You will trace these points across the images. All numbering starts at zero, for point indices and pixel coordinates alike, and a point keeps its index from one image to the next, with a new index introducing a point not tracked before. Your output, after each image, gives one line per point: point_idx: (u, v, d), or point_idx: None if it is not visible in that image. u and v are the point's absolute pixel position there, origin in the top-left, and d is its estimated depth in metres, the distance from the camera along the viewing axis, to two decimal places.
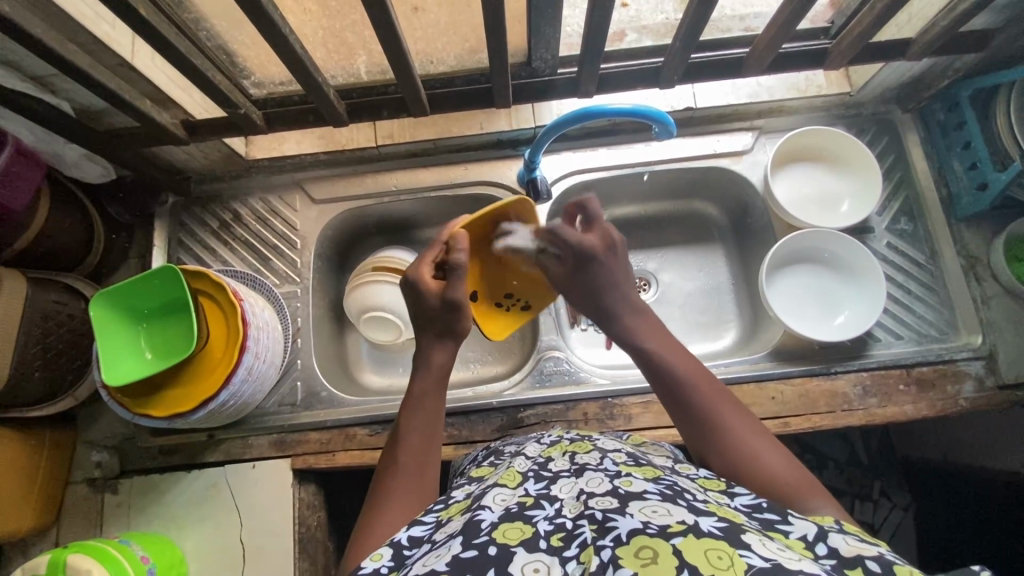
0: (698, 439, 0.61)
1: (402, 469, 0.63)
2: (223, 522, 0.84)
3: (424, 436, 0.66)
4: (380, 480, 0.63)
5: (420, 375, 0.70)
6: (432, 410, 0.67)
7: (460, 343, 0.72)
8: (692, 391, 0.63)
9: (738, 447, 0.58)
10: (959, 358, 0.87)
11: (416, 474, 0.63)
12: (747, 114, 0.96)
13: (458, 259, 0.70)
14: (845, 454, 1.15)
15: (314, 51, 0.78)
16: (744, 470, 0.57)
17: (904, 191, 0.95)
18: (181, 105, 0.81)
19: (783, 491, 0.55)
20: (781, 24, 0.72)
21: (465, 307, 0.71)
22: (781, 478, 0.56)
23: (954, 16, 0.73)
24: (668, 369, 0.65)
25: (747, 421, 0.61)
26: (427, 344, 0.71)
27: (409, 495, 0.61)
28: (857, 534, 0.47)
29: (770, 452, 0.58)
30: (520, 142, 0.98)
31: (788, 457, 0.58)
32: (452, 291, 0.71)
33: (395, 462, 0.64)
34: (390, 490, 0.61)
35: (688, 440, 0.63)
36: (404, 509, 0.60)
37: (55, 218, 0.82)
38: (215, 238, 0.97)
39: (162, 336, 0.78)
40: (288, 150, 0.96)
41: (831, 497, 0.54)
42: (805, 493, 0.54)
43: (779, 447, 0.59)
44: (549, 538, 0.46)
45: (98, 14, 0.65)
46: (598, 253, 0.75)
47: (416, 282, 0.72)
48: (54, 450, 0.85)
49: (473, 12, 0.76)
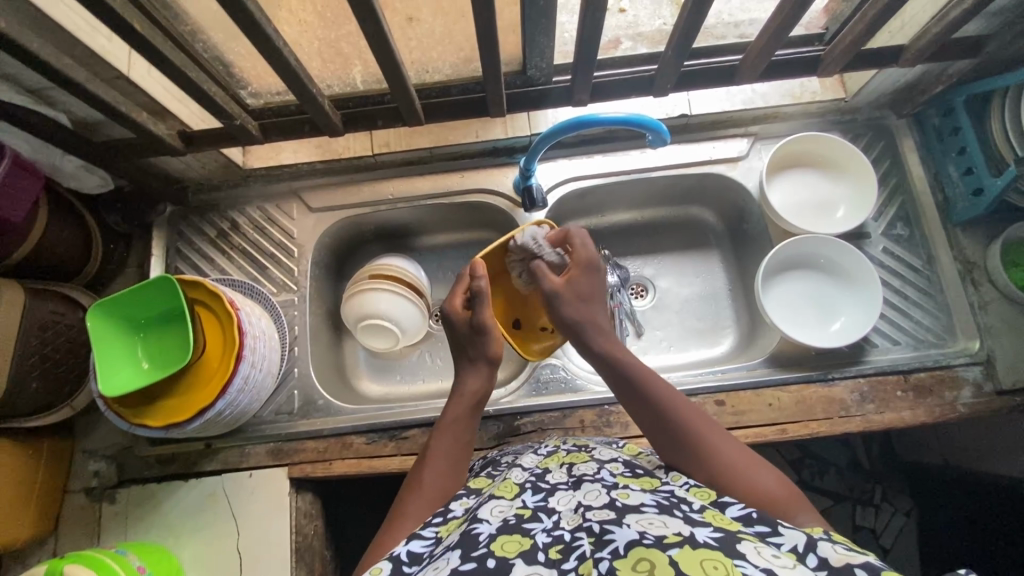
0: (678, 454, 0.62)
1: (424, 490, 0.63)
2: (221, 531, 0.84)
3: (450, 461, 0.65)
4: (402, 498, 0.63)
5: (455, 400, 0.70)
6: (463, 438, 0.67)
7: (494, 369, 0.73)
8: (674, 413, 0.63)
9: (715, 454, 0.59)
10: (957, 363, 0.87)
11: (437, 498, 0.62)
12: (742, 120, 0.97)
13: (479, 287, 0.72)
14: (846, 459, 1.14)
15: (310, 62, 0.79)
16: (725, 476, 0.58)
17: (900, 197, 0.95)
18: (178, 116, 0.81)
19: (766, 500, 0.56)
20: (773, 32, 0.72)
21: (494, 330, 0.72)
22: (764, 487, 0.57)
23: (946, 24, 0.73)
24: (650, 392, 0.65)
25: (722, 430, 0.62)
26: (463, 371, 0.72)
27: (429, 516, 0.61)
28: (847, 544, 0.47)
29: (748, 463, 0.59)
30: (516, 150, 0.98)
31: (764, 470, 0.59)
32: (478, 315, 0.72)
33: (417, 483, 0.64)
34: (408, 510, 0.61)
35: (663, 447, 0.63)
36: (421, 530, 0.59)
37: (54, 229, 0.83)
38: (213, 247, 0.97)
39: (159, 346, 0.78)
40: (286, 160, 0.97)
41: (808, 504, 0.57)
42: (784, 502, 0.56)
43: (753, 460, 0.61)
44: (548, 551, 0.46)
45: (95, 28, 0.66)
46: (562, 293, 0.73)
47: (449, 311, 0.74)
48: (52, 460, 0.85)
49: (468, 22, 0.77)
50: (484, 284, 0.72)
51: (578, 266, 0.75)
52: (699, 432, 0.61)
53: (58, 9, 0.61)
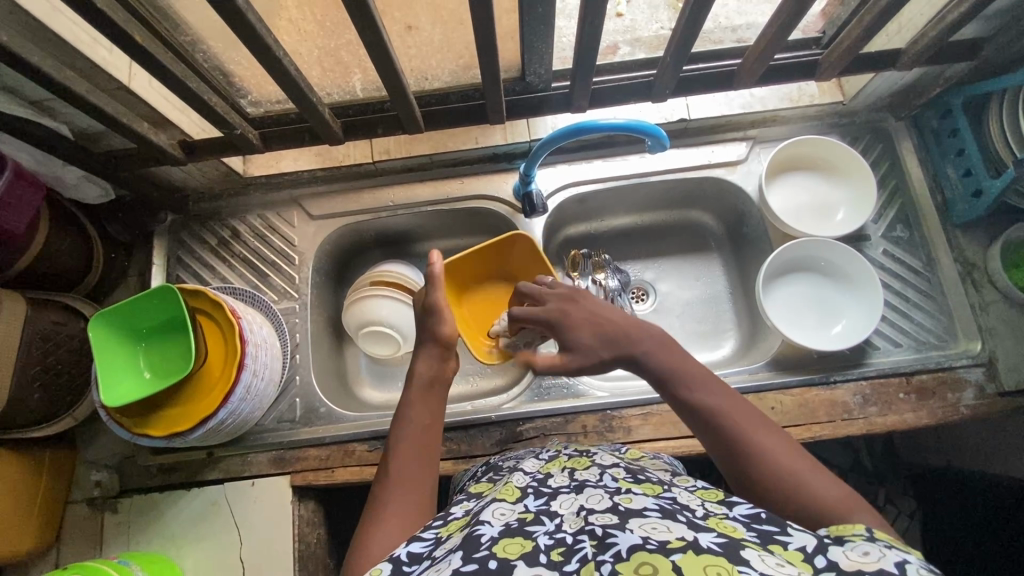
0: (728, 459, 0.59)
1: (399, 481, 0.63)
2: (223, 540, 0.84)
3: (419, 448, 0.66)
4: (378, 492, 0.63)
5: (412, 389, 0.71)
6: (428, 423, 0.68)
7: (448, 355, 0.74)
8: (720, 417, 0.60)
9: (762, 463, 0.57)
10: (959, 365, 0.87)
11: (413, 485, 0.63)
12: (741, 124, 0.97)
13: (431, 270, 0.76)
14: (849, 462, 1.16)
15: (309, 71, 0.79)
16: (772, 488, 0.55)
17: (899, 199, 0.95)
18: (178, 126, 0.81)
19: (817, 508, 0.53)
20: (771, 37, 0.73)
21: (444, 313, 0.75)
22: (815, 495, 0.53)
23: (943, 27, 0.73)
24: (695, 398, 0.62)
25: (774, 434, 0.59)
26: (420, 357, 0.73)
27: (405, 513, 0.60)
28: (891, 540, 0.46)
29: (796, 462, 0.56)
30: (515, 155, 0.98)
31: (819, 469, 0.56)
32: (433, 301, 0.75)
33: (390, 474, 0.64)
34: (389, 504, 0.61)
35: (707, 449, 0.61)
36: (404, 521, 0.59)
37: (56, 240, 0.83)
38: (214, 255, 0.97)
39: (160, 355, 0.78)
40: (286, 168, 0.98)
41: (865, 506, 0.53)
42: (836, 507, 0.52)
43: (805, 457, 0.57)
44: (550, 553, 0.46)
45: (96, 40, 0.66)
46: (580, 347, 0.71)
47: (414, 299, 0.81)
48: (54, 471, 0.85)
49: (467, 30, 0.77)
50: (434, 266, 0.76)
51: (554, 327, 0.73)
52: (748, 436, 0.58)
53: (58, 21, 0.61)
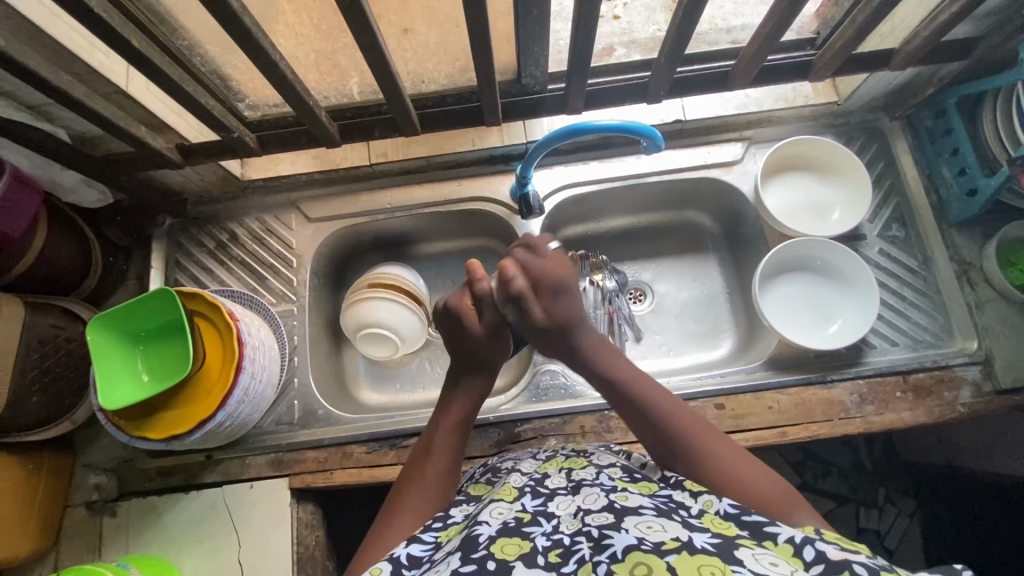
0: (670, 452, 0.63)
1: (419, 485, 0.64)
2: (222, 542, 0.84)
3: (446, 448, 0.67)
4: (398, 491, 0.64)
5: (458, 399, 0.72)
6: (458, 424, 0.70)
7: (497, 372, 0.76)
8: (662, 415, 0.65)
9: (704, 455, 0.61)
10: (956, 363, 0.87)
11: (433, 484, 0.64)
12: (736, 125, 0.97)
13: (483, 287, 0.75)
14: (849, 461, 1.13)
15: (306, 74, 0.79)
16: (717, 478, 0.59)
17: (894, 199, 0.96)
18: (176, 129, 0.82)
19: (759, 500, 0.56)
20: (764, 37, 0.73)
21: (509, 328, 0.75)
22: (758, 492, 0.57)
23: (935, 27, 0.73)
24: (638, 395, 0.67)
25: (718, 434, 0.63)
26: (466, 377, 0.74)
27: (424, 514, 0.61)
28: (838, 543, 0.47)
29: (740, 460, 0.60)
30: (511, 158, 0.99)
31: (757, 464, 0.60)
32: (488, 319, 0.74)
33: (415, 480, 0.65)
34: (407, 502, 0.62)
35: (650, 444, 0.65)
36: (418, 520, 0.60)
37: (55, 244, 0.83)
38: (212, 258, 0.98)
39: (159, 357, 0.78)
40: (284, 171, 0.98)
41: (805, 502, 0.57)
42: (778, 501, 0.56)
43: (747, 456, 0.61)
44: (548, 555, 0.46)
45: (93, 45, 0.67)
46: (571, 320, 0.73)
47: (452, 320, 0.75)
48: (53, 475, 0.85)
49: (462, 32, 0.78)
50: (485, 284, 0.75)
51: (551, 294, 0.73)
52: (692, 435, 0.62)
53: (57, 26, 0.62)
